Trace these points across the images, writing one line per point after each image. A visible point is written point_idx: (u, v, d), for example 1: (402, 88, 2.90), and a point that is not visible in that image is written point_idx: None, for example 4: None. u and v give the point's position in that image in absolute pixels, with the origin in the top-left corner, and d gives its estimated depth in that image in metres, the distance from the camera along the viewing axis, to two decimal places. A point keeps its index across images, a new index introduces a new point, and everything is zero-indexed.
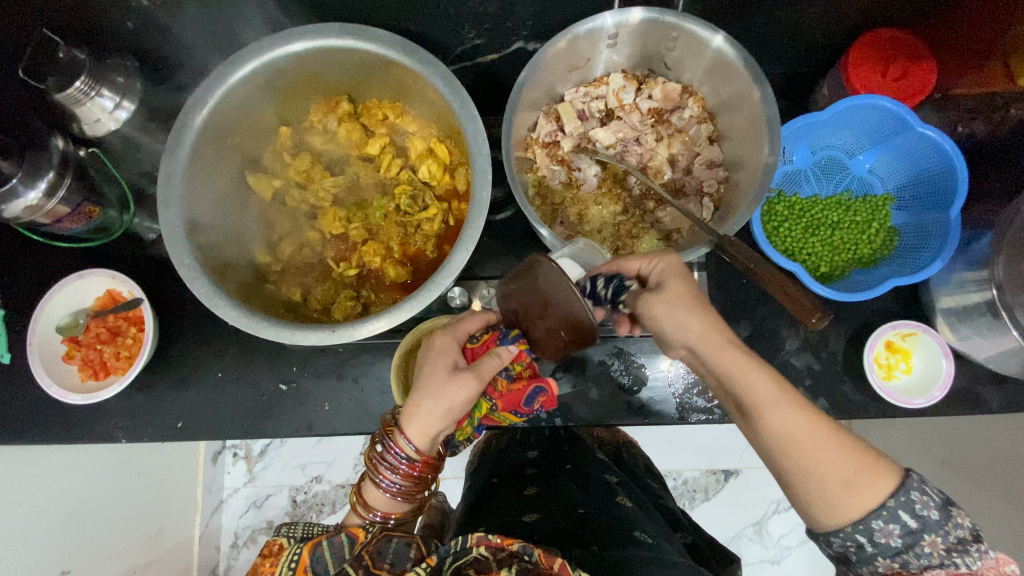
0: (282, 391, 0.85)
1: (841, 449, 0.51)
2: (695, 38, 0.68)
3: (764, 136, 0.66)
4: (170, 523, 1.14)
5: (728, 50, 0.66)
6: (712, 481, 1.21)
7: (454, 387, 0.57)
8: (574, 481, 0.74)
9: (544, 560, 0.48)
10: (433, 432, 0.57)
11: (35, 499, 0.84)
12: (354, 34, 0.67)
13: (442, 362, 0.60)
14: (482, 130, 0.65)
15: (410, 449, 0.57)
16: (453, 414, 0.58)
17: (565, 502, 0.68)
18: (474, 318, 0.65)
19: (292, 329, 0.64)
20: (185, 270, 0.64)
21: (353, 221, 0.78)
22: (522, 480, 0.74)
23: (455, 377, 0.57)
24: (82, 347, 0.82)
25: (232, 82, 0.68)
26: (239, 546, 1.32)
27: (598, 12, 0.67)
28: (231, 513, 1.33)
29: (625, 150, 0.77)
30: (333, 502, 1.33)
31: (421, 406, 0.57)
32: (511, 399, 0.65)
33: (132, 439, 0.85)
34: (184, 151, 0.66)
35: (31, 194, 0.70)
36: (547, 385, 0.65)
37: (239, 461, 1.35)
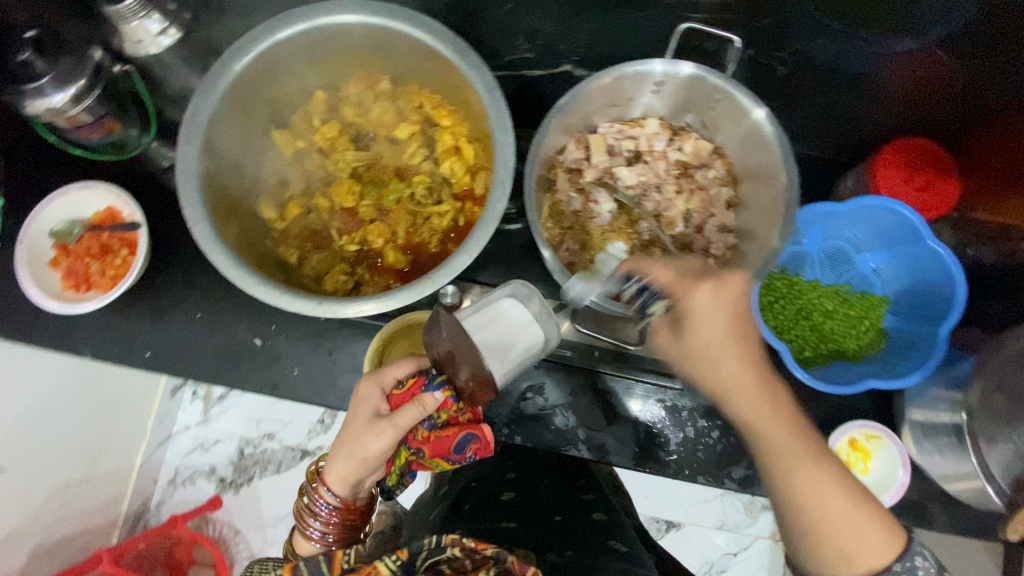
0: (255, 345, 0.85)
1: (867, 517, 0.52)
2: (735, 107, 0.68)
3: (780, 214, 0.67)
4: (114, 445, 1.15)
5: (765, 126, 0.66)
6: (653, 528, 1.21)
7: (370, 436, 0.61)
8: (549, 490, 0.81)
9: (519, 566, 0.52)
10: (351, 479, 0.63)
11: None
12: (410, 21, 0.68)
13: (364, 411, 0.63)
14: (511, 143, 0.64)
15: (332, 497, 0.64)
16: (371, 462, 0.61)
17: (542, 509, 0.77)
18: (403, 363, 0.66)
19: (280, 292, 0.64)
20: (190, 210, 0.63)
21: (366, 198, 0.78)
22: (500, 484, 0.80)
23: (372, 427, 0.61)
24: (70, 256, 0.83)
25: (278, 38, 0.68)
26: (176, 484, 1.32)
27: (650, 57, 0.68)
28: (177, 450, 1.34)
29: (644, 195, 0.77)
30: (278, 462, 1.34)
31: (336, 463, 0.62)
32: (439, 446, 0.65)
33: (96, 357, 0.85)
34: (217, 92, 0.66)
35: (56, 98, 0.70)
36: (479, 432, 0.65)
37: (197, 400, 1.35)
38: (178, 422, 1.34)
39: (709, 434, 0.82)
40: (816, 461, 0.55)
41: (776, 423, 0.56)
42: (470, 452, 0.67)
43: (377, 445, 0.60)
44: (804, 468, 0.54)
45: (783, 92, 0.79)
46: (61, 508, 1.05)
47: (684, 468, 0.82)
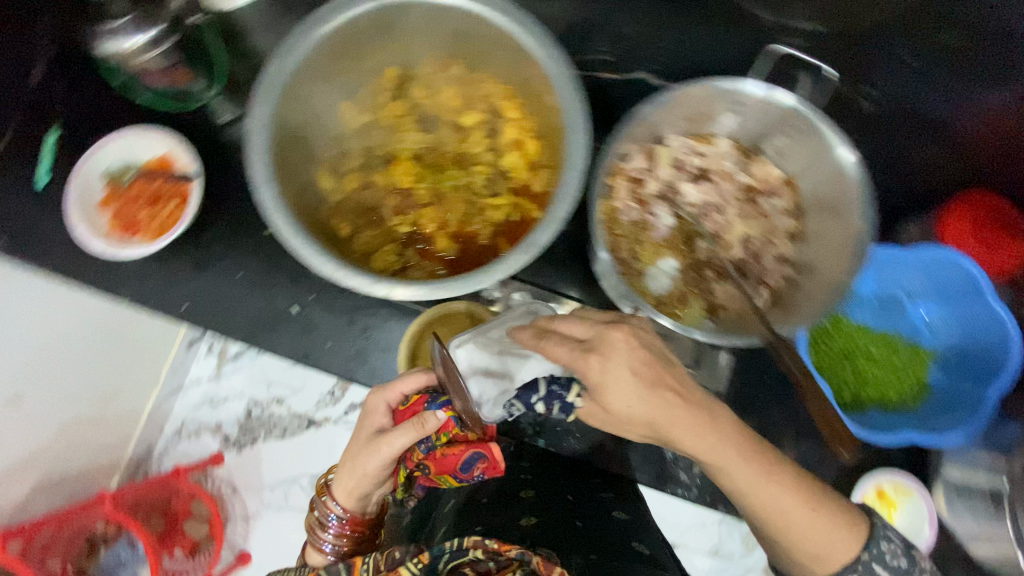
0: (292, 312, 0.85)
1: (830, 518, 0.55)
2: (820, 142, 0.67)
3: (850, 254, 0.65)
4: (126, 390, 1.19)
5: (850, 168, 0.65)
6: None
7: (366, 455, 0.65)
8: (571, 491, 0.78)
9: (543, 566, 0.53)
10: (355, 494, 0.67)
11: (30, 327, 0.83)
12: (500, 8, 0.66)
13: (368, 427, 0.67)
14: (586, 144, 0.63)
15: (338, 510, 0.69)
16: (369, 478, 0.66)
17: (561, 509, 0.73)
18: (410, 377, 0.66)
19: (336, 265, 0.63)
20: (258, 170, 0.62)
21: (424, 181, 0.78)
22: (517, 482, 0.77)
23: (368, 446, 0.65)
24: (122, 199, 0.84)
25: (363, 9, 0.67)
26: (182, 435, 1.35)
27: (750, 78, 0.66)
28: (187, 401, 1.35)
29: (705, 214, 0.76)
30: (283, 428, 1.37)
31: (342, 483, 0.68)
32: (444, 464, 0.66)
33: (133, 303, 0.85)
34: (296, 55, 0.65)
35: (130, 41, 0.69)
36: (483, 451, 0.64)
37: (212, 355, 1.35)
38: (191, 373, 1.35)
39: None
40: (788, 481, 0.56)
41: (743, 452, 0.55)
42: (479, 470, 0.67)
43: (371, 464, 0.64)
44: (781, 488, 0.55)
45: (863, 128, 0.76)
46: (71, 444, 1.09)
47: (695, 488, 0.85)
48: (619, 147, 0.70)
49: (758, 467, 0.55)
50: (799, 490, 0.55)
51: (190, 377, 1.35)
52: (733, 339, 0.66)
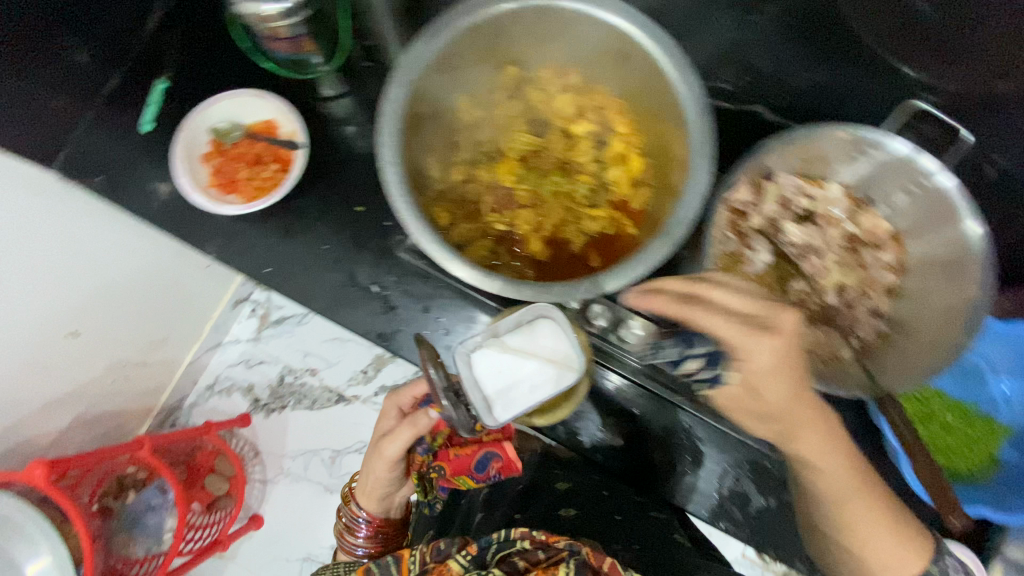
0: (371, 291, 0.86)
1: (893, 541, 0.67)
2: (947, 211, 0.65)
3: (958, 322, 0.64)
4: (173, 335, 1.29)
5: (975, 244, 0.64)
6: None
7: (379, 465, 0.84)
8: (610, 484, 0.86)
9: (592, 556, 0.70)
10: (377, 498, 0.89)
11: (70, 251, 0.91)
12: (642, 27, 0.67)
13: (382, 430, 0.87)
14: (709, 172, 0.62)
15: (365, 516, 0.92)
16: (384, 483, 0.86)
17: (602, 509, 0.90)
18: (417, 384, 0.84)
19: (448, 253, 0.65)
20: (387, 152, 0.64)
21: (526, 183, 0.78)
22: (559, 499, 0.92)
23: (378, 457, 0.84)
24: (224, 156, 0.86)
25: (505, 8, 0.68)
26: (214, 390, 1.43)
27: (901, 136, 0.65)
28: (223, 358, 1.45)
29: (804, 257, 0.75)
30: (313, 399, 1.43)
31: (365, 491, 0.89)
32: (456, 465, 0.81)
33: (219, 259, 0.87)
34: (436, 45, 0.67)
35: (267, 7, 0.71)
36: (495, 451, 0.79)
37: (254, 317, 1.45)
38: (230, 333, 1.45)
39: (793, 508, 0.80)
40: (868, 504, 0.67)
41: (835, 475, 0.65)
42: (493, 470, 0.81)
43: (384, 471, 0.84)
44: (859, 509, 0.67)
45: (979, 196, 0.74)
46: (113, 381, 1.20)
47: (746, 530, 0.82)
48: (734, 179, 0.71)
49: (850, 483, 0.66)
50: (878, 514, 0.67)
51: (229, 335, 1.44)
52: (835, 387, 0.67)
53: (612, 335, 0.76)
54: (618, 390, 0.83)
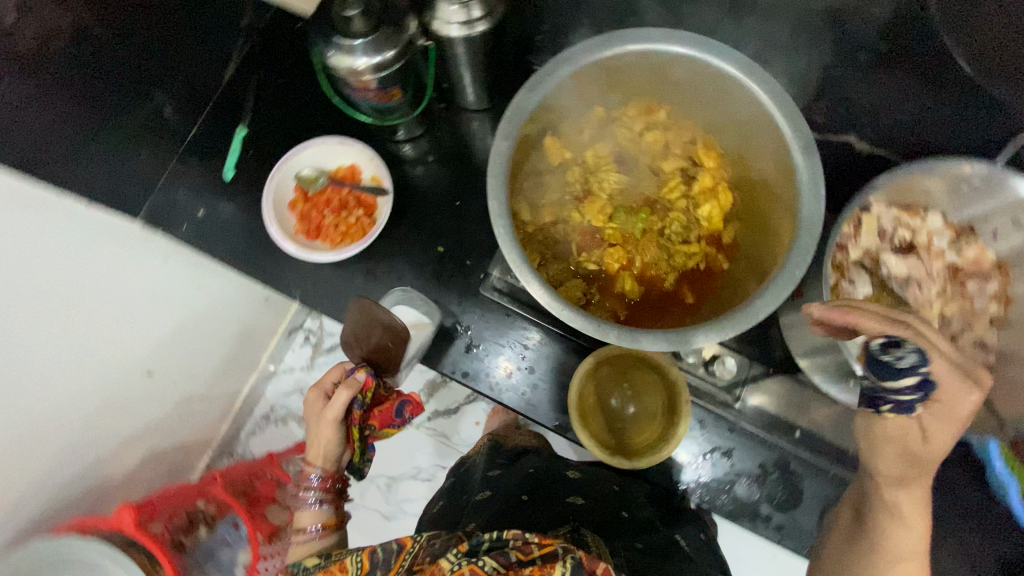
0: (456, 330, 0.88)
1: None
2: None
3: None
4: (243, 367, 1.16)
5: None
6: None
7: (324, 420, 0.76)
8: (617, 482, 0.84)
9: (587, 561, 0.51)
10: (329, 454, 0.78)
11: (161, 294, 0.87)
12: (745, 68, 0.67)
13: (316, 406, 0.79)
14: (820, 212, 0.63)
15: (319, 471, 0.78)
16: (332, 440, 0.77)
17: (612, 501, 0.78)
18: (335, 368, 0.81)
19: (561, 303, 0.63)
20: (495, 205, 0.64)
21: (615, 221, 0.78)
22: (564, 483, 0.80)
23: (320, 418, 0.77)
24: (307, 202, 0.87)
25: (604, 56, 0.69)
26: (269, 420, 1.24)
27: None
28: (278, 387, 1.25)
29: (909, 286, 0.73)
30: None
31: (313, 444, 0.79)
32: (385, 415, 0.83)
33: (304, 301, 0.90)
34: (538, 96, 0.68)
35: (361, 60, 0.72)
36: (411, 399, 0.83)
37: (307, 345, 1.24)
38: (283, 361, 1.25)
39: None
40: None
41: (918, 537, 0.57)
42: (409, 415, 0.84)
43: (330, 428, 0.76)
44: None
45: None
46: (181, 414, 1.02)
47: None
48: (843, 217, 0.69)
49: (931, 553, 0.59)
50: None
51: (282, 364, 1.24)
52: None
53: (704, 374, 0.81)
54: (704, 431, 0.84)
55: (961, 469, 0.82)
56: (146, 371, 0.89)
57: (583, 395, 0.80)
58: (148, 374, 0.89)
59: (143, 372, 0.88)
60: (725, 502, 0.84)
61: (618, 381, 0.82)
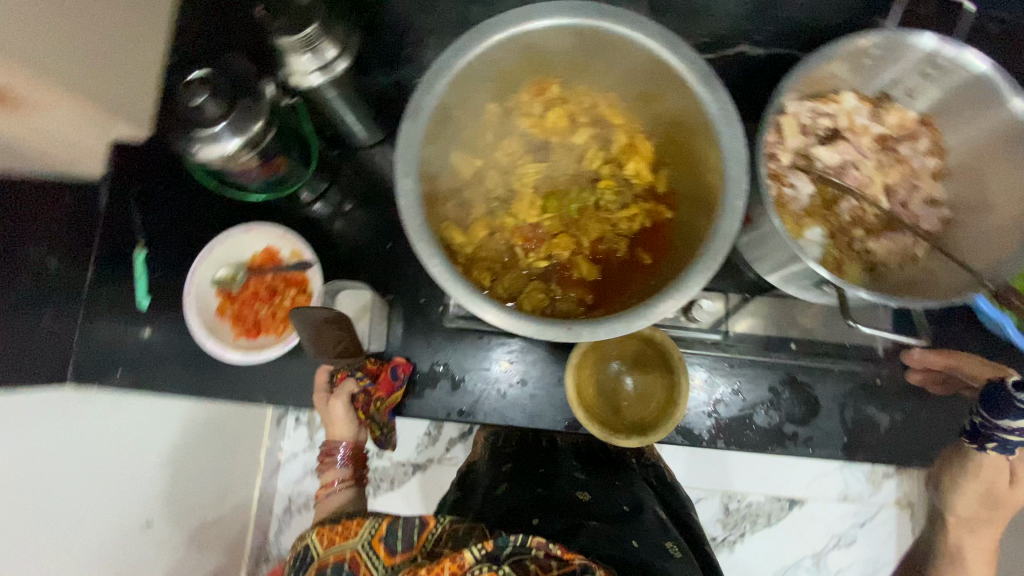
0: (436, 372, 0.84)
1: None
2: (988, 93, 0.64)
3: None
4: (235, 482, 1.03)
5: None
6: (776, 507, 1.20)
7: (331, 408, 0.79)
8: (627, 503, 0.73)
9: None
10: (347, 430, 0.80)
11: (123, 450, 0.81)
12: (619, 19, 0.64)
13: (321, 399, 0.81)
14: (741, 136, 0.61)
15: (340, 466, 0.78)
16: (346, 423, 0.79)
17: (619, 523, 0.68)
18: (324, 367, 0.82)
19: (526, 320, 0.59)
20: (422, 247, 0.59)
21: (549, 210, 0.74)
22: (570, 499, 0.72)
23: (328, 408, 0.79)
24: (235, 302, 0.81)
25: (476, 52, 0.65)
26: (293, 511, 1.13)
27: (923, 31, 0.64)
28: (289, 478, 1.14)
29: (844, 172, 0.73)
30: (391, 480, 1.17)
31: (326, 417, 0.80)
32: (382, 390, 0.80)
33: (273, 402, 0.85)
34: (424, 117, 0.63)
35: (231, 143, 0.66)
36: (400, 362, 0.81)
37: (302, 426, 1.15)
38: (283, 450, 1.15)
39: (914, 413, 0.80)
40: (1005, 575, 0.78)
41: None
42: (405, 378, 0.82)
43: (338, 415, 0.79)
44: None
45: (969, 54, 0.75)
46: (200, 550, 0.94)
47: (886, 454, 0.79)
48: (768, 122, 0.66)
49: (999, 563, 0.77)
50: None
51: (285, 454, 1.14)
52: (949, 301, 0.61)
53: (683, 322, 0.80)
54: (706, 373, 0.81)
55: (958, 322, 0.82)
56: (145, 526, 0.82)
57: (580, 388, 0.77)
58: (148, 527, 0.83)
59: (139, 524, 0.81)
60: (749, 437, 0.80)
61: (609, 363, 0.79)
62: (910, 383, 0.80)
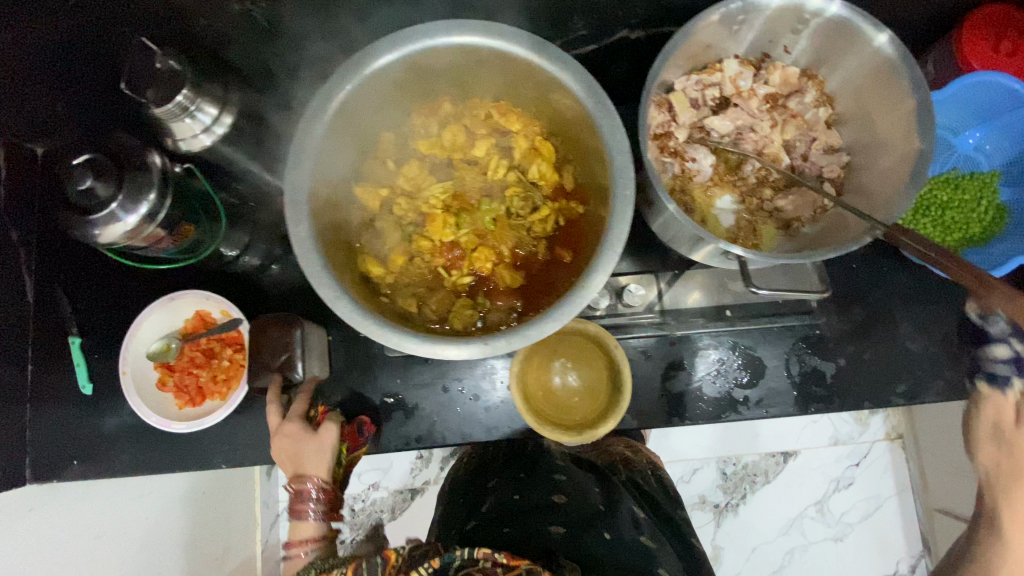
0: (387, 404, 0.84)
1: None
2: (852, 34, 0.65)
3: (913, 126, 0.63)
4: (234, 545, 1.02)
5: (887, 50, 0.64)
6: (772, 463, 1.21)
7: (314, 451, 0.73)
8: (601, 501, 0.77)
9: None
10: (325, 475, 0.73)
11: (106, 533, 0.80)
12: (485, 32, 0.65)
13: (300, 440, 0.73)
14: (620, 124, 0.62)
15: (315, 516, 0.72)
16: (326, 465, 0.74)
17: (592, 524, 0.72)
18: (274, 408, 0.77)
19: (442, 344, 0.59)
20: (326, 291, 0.59)
21: (463, 226, 0.74)
22: (546, 508, 0.74)
23: (310, 451, 0.73)
24: (174, 372, 0.81)
25: (350, 87, 0.65)
26: None
27: None
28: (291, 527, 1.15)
29: (741, 138, 0.74)
30: (392, 508, 1.17)
31: (309, 456, 0.73)
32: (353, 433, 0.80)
33: (232, 464, 0.85)
34: (307, 161, 0.63)
35: (130, 219, 0.66)
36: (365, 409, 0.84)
37: None
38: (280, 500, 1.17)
39: (861, 356, 0.81)
40: None
41: None
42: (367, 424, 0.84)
43: (322, 460, 0.73)
44: None
45: None
46: None
47: (838, 400, 0.80)
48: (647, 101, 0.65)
49: None
50: None
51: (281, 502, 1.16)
52: (844, 250, 0.62)
53: (619, 308, 0.81)
54: (651, 354, 0.82)
55: (890, 259, 0.82)
56: None
57: (528, 392, 0.77)
58: None
59: None
60: (706, 408, 0.81)
61: (551, 364, 0.79)
62: (850, 327, 0.81)
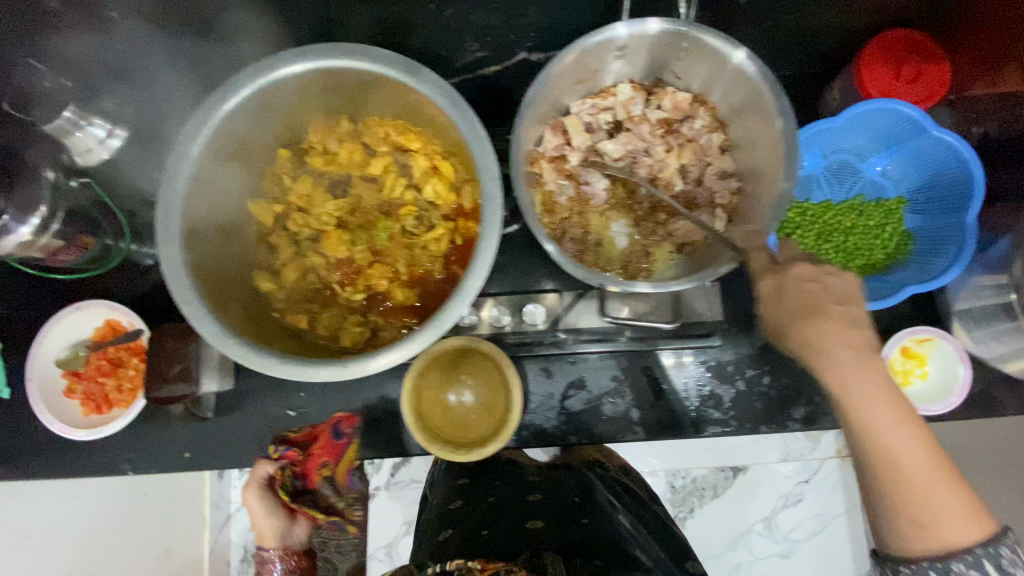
0: (291, 416, 0.85)
1: (951, 488, 0.54)
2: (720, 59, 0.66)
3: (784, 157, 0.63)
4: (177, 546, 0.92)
5: (749, 66, 0.65)
6: (722, 478, 1.13)
7: (252, 499, 0.80)
8: (576, 490, 0.84)
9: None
10: (272, 522, 0.81)
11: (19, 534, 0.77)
12: (364, 56, 0.66)
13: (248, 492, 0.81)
14: (489, 145, 0.63)
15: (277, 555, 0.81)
16: (267, 513, 0.80)
17: (567, 514, 0.81)
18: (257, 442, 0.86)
19: (302, 366, 0.60)
20: (192, 310, 0.61)
21: (358, 243, 0.75)
22: (522, 507, 0.81)
23: (250, 498, 0.80)
24: (82, 380, 0.82)
25: (231, 107, 0.66)
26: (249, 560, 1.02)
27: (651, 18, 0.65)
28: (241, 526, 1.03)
29: (635, 163, 0.75)
30: None
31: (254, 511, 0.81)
32: (326, 448, 0.81)
33: (139, 470, 0.87)
34: (183, 181, 0.64)
35: (23, 231, 0.69)
36: (339, 416, 0.83)
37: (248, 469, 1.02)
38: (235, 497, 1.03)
39: (761, 380, 0.81)
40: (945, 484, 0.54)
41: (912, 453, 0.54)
42: (348, 430, 0.82)
43: (258, 508, 0.79)
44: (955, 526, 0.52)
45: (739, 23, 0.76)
46: None
47: (734, 422, 0.81)
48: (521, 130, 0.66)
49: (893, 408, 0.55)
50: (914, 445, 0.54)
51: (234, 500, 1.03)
52: (702, 279, 0.63)
53: (520, 327, 0.81)
54: (552, 373, 0.83)
55: None
56: None
57: (421, 410, 0.77)
58: None
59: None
60: (606, 427, 0.82)
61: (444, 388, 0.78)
62: (751, 351, 0.81)
